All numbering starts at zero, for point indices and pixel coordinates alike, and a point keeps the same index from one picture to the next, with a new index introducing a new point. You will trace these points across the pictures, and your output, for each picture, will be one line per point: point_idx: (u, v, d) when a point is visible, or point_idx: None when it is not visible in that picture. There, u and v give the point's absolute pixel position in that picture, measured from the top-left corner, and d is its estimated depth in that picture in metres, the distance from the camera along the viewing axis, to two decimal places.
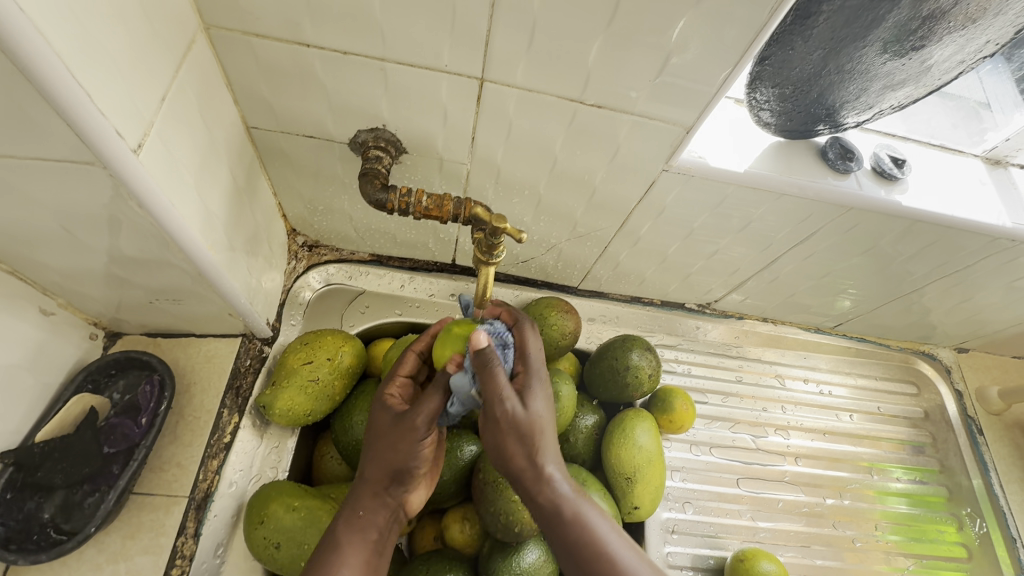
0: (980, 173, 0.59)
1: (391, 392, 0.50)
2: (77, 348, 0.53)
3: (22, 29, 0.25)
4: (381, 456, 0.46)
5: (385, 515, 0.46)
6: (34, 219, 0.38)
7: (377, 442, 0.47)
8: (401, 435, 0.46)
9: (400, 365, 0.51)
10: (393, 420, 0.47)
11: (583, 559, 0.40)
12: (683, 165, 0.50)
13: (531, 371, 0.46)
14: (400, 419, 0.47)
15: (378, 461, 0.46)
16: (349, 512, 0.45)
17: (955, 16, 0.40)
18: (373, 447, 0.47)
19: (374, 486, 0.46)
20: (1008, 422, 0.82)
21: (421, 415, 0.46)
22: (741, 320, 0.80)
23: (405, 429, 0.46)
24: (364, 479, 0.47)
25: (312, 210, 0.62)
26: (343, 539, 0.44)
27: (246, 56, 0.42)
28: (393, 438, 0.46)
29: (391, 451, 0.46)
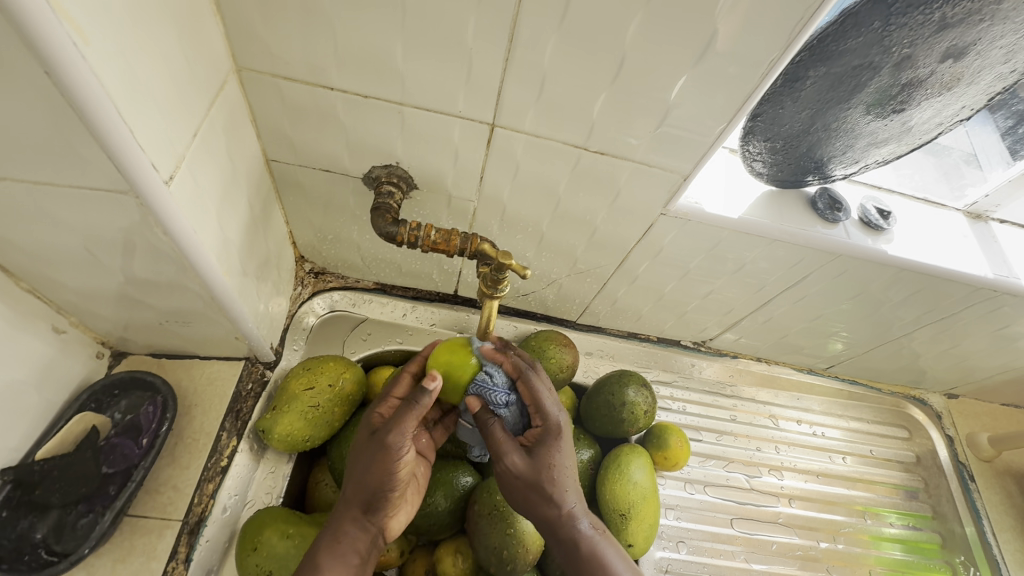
0: (961, 227, 0.62)
1: (380, 411, 0.50)
2: (83, 366, 0.53)
3: (84, 76, 0.27)
4: (362, 478, 0.47)
5: (364, 539, 0.47)
6: (58, 240, 0.39)
7: (357, 464, 0.47)
8: (380, 454, 0.46)
9: (395, 387, 0.51)
10: (370, 438, 0.47)
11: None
12: (680, 210, 0.52)
13: (548, 427, 0.47)
14: (376, 437, 0.47)
15: (358, 485, 0.47)
16: (330, 538, 0.46)
17: (931, 84, 0.43)
18: (356, 468, 0.47)
19: (354, 511, 0.47)
20: (999, 468, 0.82)
21: (397, 433, 0.46)
22: (735, 358, 0.81)
23: (380, 450, 0.46)
24: (344, 503, 0.48)
25: (322, 239, 0.64)
26: (320, 564, 0.45)
27: (274, 97, 0.45)
28: (370, 462, 0.46)
29: (366, 475, 0.46)
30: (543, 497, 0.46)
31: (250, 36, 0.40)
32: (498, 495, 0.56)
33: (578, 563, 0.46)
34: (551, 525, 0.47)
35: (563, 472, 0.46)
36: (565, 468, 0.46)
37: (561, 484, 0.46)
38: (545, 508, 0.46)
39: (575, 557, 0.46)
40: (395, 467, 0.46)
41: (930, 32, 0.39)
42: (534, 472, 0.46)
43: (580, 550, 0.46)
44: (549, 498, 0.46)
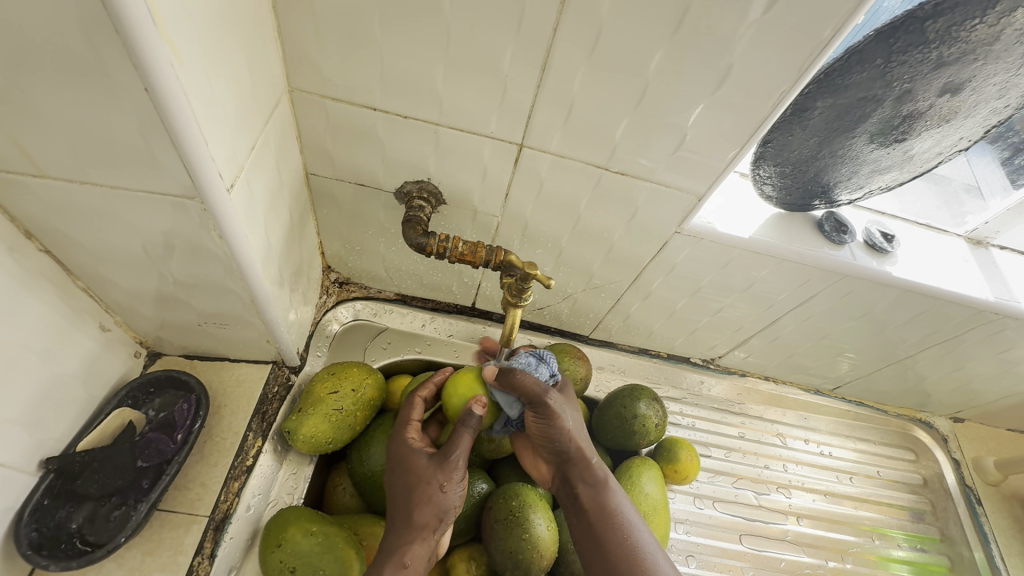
0: (963, 251, 0.64)
1: (410, 437, 0.53)
2: (122, 364, 0.55)
3: (175, 93, 0.30)
4: (426, 501, 0.49)
5: (426, 560, 0.49)
6: (120, 242, 0.42)
7: (421, 488, 0.50)
8: (445, 477, 0.50)
9: (410, 411, 0.55)
10: (427, 461, 0.51)
11: (625, 561, 0.50)
12: (694, 229, 0.55)
13: (563, 385, 0.58)
14: (438, 462, 0.51)
15: (428, 506, 0.49)
16: (398, 562, 0.47)
17: (931, 117, 0.47)
18: (416, 492, 0.50)
19: (422, 532, 0.49)
20: (1006, 493, 0.82)
21: (461, 454, 0.51)
22: (744, 377, 0.83)
23: (448, 474, 0.50)
24: (406, 527, 0.48)
25: (350, 249, 0.67)
26: None
27: (320, 117, 0.49)
28: (436, 485, 0.50)
29: (429, 500, 0.49)
30: (579, 430, 0.55)
31: (305, 60, 0.44)
32: (515, 501, 0.58)
33: (603, 511, 0.53)
34: (577, 459, 0.55)
35: (578, 423, 0.55)
36: (581, 422, 0.57)
37: (582, 437, 0.55)
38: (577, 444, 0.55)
39: (598, 495, 0.54)
40: (457, 487, 0.50)
41: (929, 70, 0.43)
42: (566, 408, 0.55)
43: (602, 497, 0.54)
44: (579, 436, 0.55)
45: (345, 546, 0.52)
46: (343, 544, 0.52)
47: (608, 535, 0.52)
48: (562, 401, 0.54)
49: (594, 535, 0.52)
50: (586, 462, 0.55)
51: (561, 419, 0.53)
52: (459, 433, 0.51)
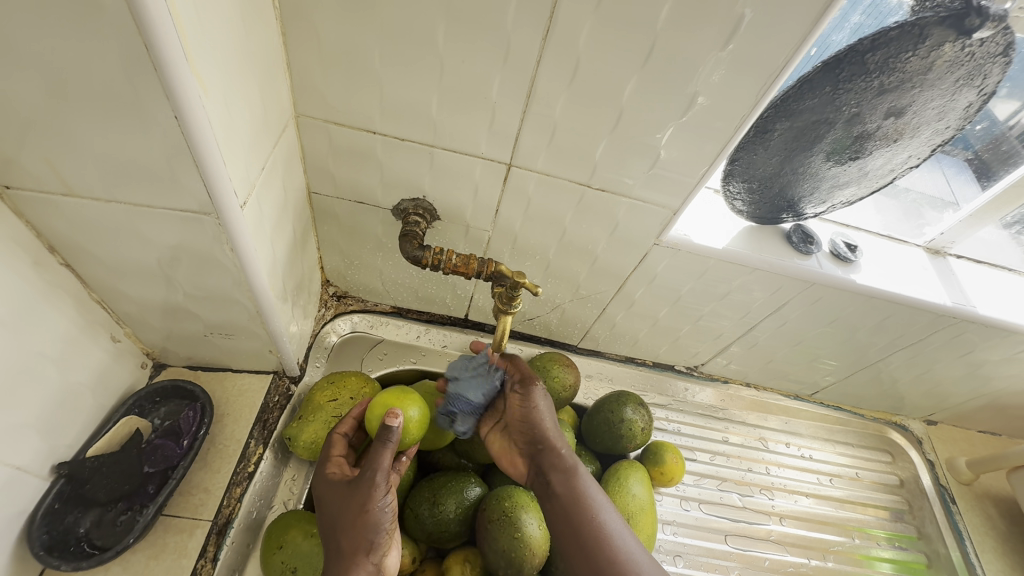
0: (922, 260, 0.69)
1: (333, 471, 0.53)
2: (130, 374, 0.58)
3: (201, 119, 0.34)
4: (353, 526, 0.48)
5: None
6: (137, 255, 0.45)
7: (345, 513, 0.49)
8: (366, 496, 0.49)
9: (332, 449, 0.55)
10: (348, 487, 0.51)
11: (597, 544, 0.52)
12: (671, 241, 0.59)
13: (524, 376, 0.63)
14: (357, 483, 0.50)
15: (353, 528, 0.48)
16: None
17: (879, 137, 0.52)
18: (344, 516, 0.49)
19: (353, 555, 0.48)
20: (979, 492, 0.86)
21: (378, 471, 0.50)
22: (727, 383, 0.87)
23: (367, 492, 0.49)
24: (340, 553, 0.48)
25: (348, 264, 0.71)
26: None
27: (324, 140, 0.53)
28: (359, 506, 0.49)
29: (359, 523, 0.48)
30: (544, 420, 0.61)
31: (311, 89, 0.48)
32: (507, 502, 0.60)
33: (570, 496, 0.56)
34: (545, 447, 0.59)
35: (549, 411, 0.62)
36: (549, 413, 0.62)
37: (549, 424, 0.61)
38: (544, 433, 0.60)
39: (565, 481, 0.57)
40: (384, 500, 0.50)
41: (873, 96, 0.48)
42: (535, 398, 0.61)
43: (574, 484, 0.56)
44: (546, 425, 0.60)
45: None
46: None
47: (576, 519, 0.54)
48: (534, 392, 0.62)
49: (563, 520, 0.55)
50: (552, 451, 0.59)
51: (536, 405, 0.61)
52: (376, 452, 0.51)
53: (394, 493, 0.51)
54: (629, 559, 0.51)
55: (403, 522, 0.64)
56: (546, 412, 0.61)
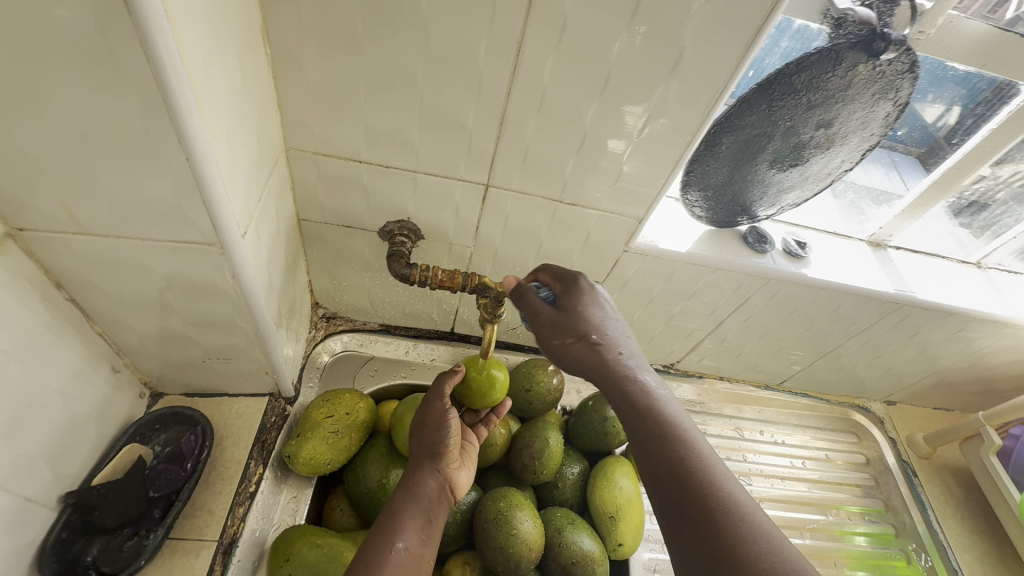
0: (865, 253, 0.76)
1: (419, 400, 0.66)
2: (129, 404, 0.59)
3: (208, 159, 0.37)
4: (424, 439, 0.60)
5: (434, 487, 0.58)
6: (141, 287, 0.48)
7: (419, 430, 0.61)
8: (433, 415, 0.61)
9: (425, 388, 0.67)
10: (423, 411, 0.62)
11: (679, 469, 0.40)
12: (639, 247, 0.65)
13: None
14: (428, 407, 0.62)
15: (423, 441, 0.60)
16: (408, 486, 0.57)
17: (814, 146, 0.58)
18: (418, 433, 0.61)
19: (425, 462, 0.59)
20: (937, 464, 0.92)
21: (443, 394, 0.62)
22: (701, 378, 0.93)
23: (433, 411, 0.61)
24: (416, 460, 0.60)
25: (337, 285, 0.74)
26: (399, 509, 0.54)
27: (313, 170, 0.56)
28: (427, 423, 0.61)
29: (427, 434, 0.60)
30: None
31: (300, 125, 0.52)
32: (502, 502, 0.64)
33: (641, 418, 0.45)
34: None
35: None
36: None
37: None
38: None
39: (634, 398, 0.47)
40: (447, 416, 0.61)
41: (803, 111, 0.54)
42: None
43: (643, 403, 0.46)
44: None
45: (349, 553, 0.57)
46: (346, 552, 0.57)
47: (656, 440, 0.43)
48: None
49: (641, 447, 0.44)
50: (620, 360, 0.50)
51: None
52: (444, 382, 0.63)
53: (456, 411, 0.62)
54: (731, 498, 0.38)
55: None
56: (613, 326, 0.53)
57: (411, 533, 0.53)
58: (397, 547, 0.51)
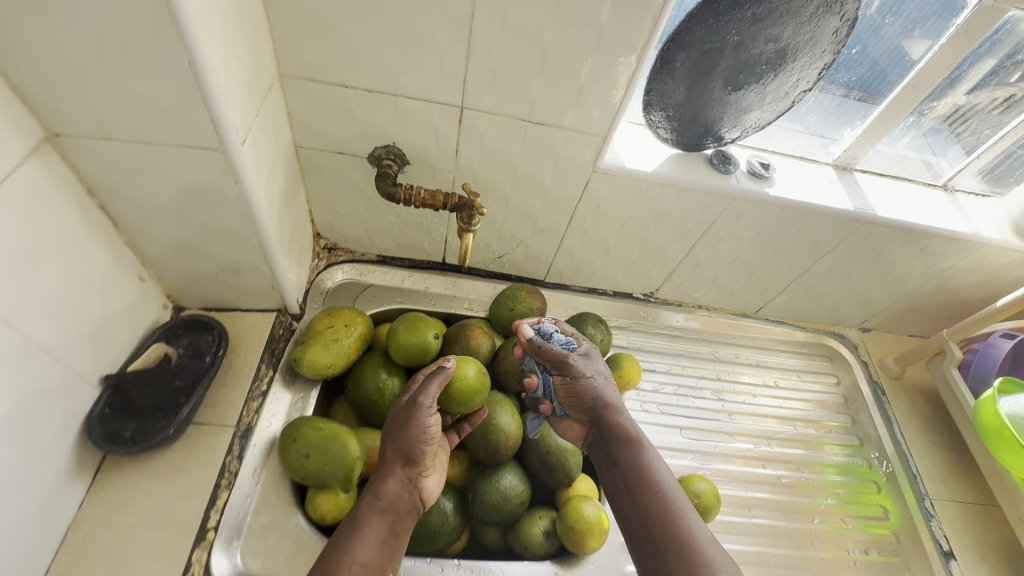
0: (830, 175, 0.80)
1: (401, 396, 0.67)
2: (155, 311, 0.68)
3: (207, 62, 0.44)
4: (399, 442, 0.62)
5: (400, 492, 0.61)
6: (158, 194, 0.55)
7: (394, 431, 0.64)
8: (410, 419, 0.63)
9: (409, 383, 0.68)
10: (402, 411, 0.65)
11: (660, 517, 0.59)
12: (608, 166, 0.70)
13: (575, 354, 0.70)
14: (407, 408, 0.64)
15: (398, 444, 0.62)
16: (373, 493, 0.59)
17: (766, 62, 0.63)
18: (393, 434, 0.64)
19: (395, 468, 0.61)
20: (906, 384, 0.97)
21: (423, 396, 0.64)
22: (680, 306, 0.99)
23: (412, 416, 0.63)
24: (387, 462, 0.62)
25: (336, 215, 0.81)
26: (363, 516, 0.57)
27: (305, 96, 0.63)
28: (403, 425, 0.63)
29: (402, 439, 0.62)
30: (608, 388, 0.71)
31: (290, 50, 0.58)
32: (484, 399, 0.73)
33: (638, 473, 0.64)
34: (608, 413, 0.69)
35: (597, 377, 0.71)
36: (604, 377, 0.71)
37: (607, 393, 0.70)
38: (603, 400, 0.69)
39: (633, 453, 0.66)
40: (426, 422, 0.63)
41: (749, 25, 0.58)
42: (587, 366, 0.70)
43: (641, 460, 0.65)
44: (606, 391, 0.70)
45: (348, 433, 0.65)
46: (345, 432, 0.65)
47: (643, 492, 0.62)
48: (584, 363, 0.70)
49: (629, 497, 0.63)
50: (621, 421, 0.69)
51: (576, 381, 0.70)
52: (425, 383, 0.64)
53: (437, 417, 0.64)
54: (692, 528, 0.58)
55: None
56: (599, 376, 0.71)
57: (371, 543, 0.56)
58: (355, 556, 0.54)
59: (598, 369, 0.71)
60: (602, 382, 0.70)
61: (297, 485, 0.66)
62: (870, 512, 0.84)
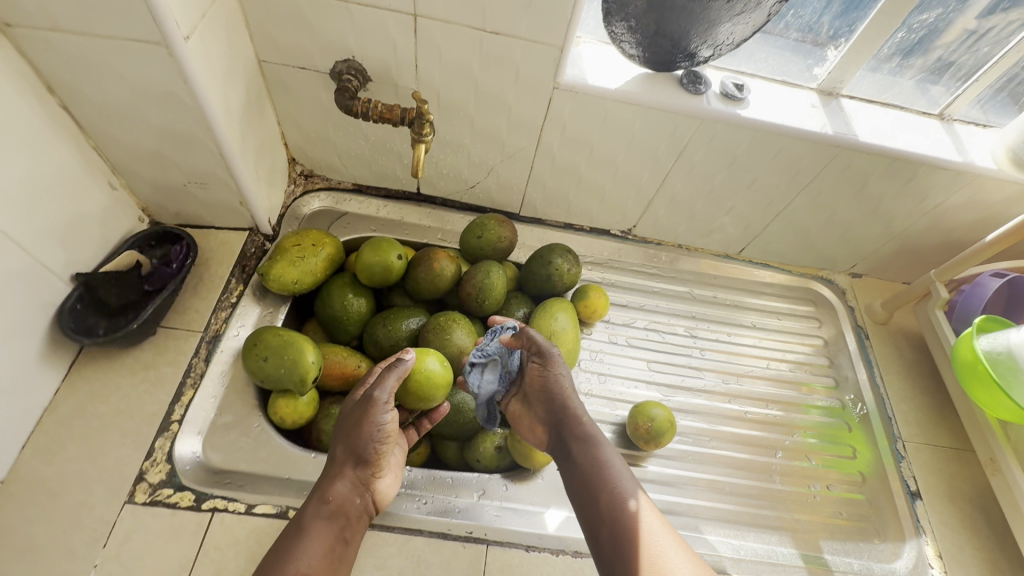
0: (812, 99, 0.76)
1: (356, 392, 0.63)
2: (129, 221, 0.71)
3: None
4: (351, 440, 0.58)
5: (349, 495, 0.56)
6: (115, 93, 0.58)
7: (346, 428, 0.59)
8: (365, 416, 0.58)
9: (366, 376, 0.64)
10: (355, 407, 0.60)
11: (617, 510, 0.52)
12: (569, 83, 0.69)
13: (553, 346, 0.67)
14: (362, 403, 0.59)
15: (350, 443, 0.58)
16: (319, 497, 0.55)
17: None
18: (344, 433, 0.59)
19: (345, 468, 0.57)
20: (892, 329, 0.94)
21: (380, 391, 0.59)
22: (659, 245, 0.97)
23: (366, 412, 0.58)
24: (337, 463, 0.58)
25: (308, 139, 0.82)
26: (308, 524, 0.52)
27: (261, 4, 0.63)
28: (356, 422, 0.58)
29: (355, 437, 0.57)
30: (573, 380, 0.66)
31: None
32: (442, 319, 0.74)
33: (592, 463, 0.57)
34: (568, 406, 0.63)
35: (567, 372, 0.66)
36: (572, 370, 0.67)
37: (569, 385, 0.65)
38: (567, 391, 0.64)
39: (587, 446, 0.59)
40: (383, 418, 0.58)
41: None
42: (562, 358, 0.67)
43: (596, 449, 0.58)
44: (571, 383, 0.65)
45: (305, 340, 0.67)
46: (303, 339, 0.67)
47: (595, 483, 0.55)
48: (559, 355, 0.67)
49: (582, 492, 0.56)
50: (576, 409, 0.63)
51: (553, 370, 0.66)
52: (383, 377, 0.59)
53: (395, 414, 0.59)
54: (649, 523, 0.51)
55: (365, 347, 0.78)
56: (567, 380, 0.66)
57: (316, 551, 0.51)
58: (295, 568, 0.49)
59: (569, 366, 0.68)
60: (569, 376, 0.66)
61: (259, 390, 0.69)
62: (839, 451, 0.83)
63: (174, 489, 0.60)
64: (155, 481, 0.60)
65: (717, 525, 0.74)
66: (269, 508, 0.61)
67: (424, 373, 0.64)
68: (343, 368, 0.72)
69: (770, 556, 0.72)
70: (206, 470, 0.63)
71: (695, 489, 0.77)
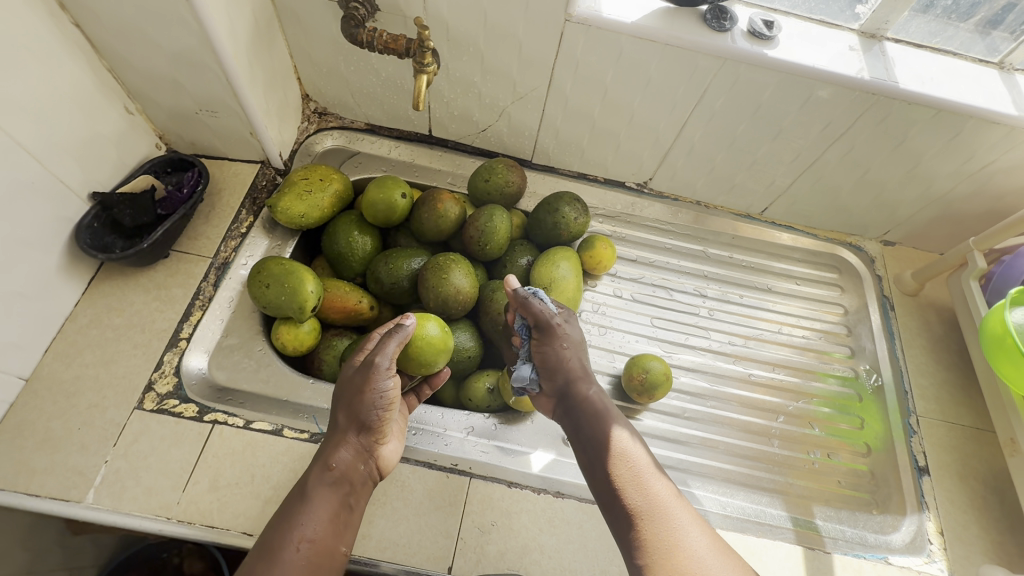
0: (850, 42, 0.70)
1: (357, 358, 0.61)
2: (146, 147, 0.74)
3: None
4: (353, 406, 0.57)
5: (354, 461, 0.55)
6: (123, 12, 0.59)
7: (348, 394, 0.58)
8: (365, 381, 0.57)
9: (366, 342, 0.63)
10: (356, 373, 0.59)
11: (629, 481, 0.54)
12: (581, 16, 0.65)
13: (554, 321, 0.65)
14: (362, 368, 0.58)
15: (351, 409, 0.57)
16: (323, 464, 0.54)
17: None
18: (345, 399, 0.58)
19: (347, 434, 0.56)
20: (922, 302, 0.88)
21: (379, 356, 0.57)
22: (676, 201, 0.93)
23: (366, 377, 0.57)
24: (339, 430, 0.57)
25: (320, 74, 0.82)
26: (311, 490, 0.52)
27: None
28: (357, 388, 0.57)
29: (356, 403, 0.56)
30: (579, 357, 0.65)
31: None
32: (441, 260, 0.73)
33: (600, 437, 0.58)
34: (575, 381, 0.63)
35: (575, 349, 0.65)
36: (579, 345, 0.66)
37: (577, 361, 0.65)
38: (575, 367, 0.64)
39: (596, 421, 0.60)
40: (384, 385, 0.57)
41: None
42: (568, 335, 0.66)
43: (606, 427, 0.59)
44: (578, 358, 0.65)
45: (305, 272, 0.68)
46: (304, 271, 0.68)
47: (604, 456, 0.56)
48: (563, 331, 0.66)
49: (593, 466, 0.57)
50: (583, 385, 0.63)
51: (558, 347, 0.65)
52: (383, 342, 0.58)
53: (396, 380, 0.58)
54: (659, 496, 0.52)
55: (367, 285, 0.79)
56: (573, 346, 0.66)
57: (320, 517, 0.51)
58: (299, 533, 0.49)
59: (575, 338, 0.67)
60: (574, 349, 0.65)
61: (264, 315, 0.71)
62: (847, 421, 0.80)
63: (180, 400, 0.64)
64: (162, 391, 0.64)
65: (705, 481, 0.73)
66: (265, 425, 0.64)
67: (425, 338, 0.63)
68: (344, 302, 0.73)
69: (758, 515, 0.70)
70: (210, 386, 0.66)
71: (689, 445, 0.75)
